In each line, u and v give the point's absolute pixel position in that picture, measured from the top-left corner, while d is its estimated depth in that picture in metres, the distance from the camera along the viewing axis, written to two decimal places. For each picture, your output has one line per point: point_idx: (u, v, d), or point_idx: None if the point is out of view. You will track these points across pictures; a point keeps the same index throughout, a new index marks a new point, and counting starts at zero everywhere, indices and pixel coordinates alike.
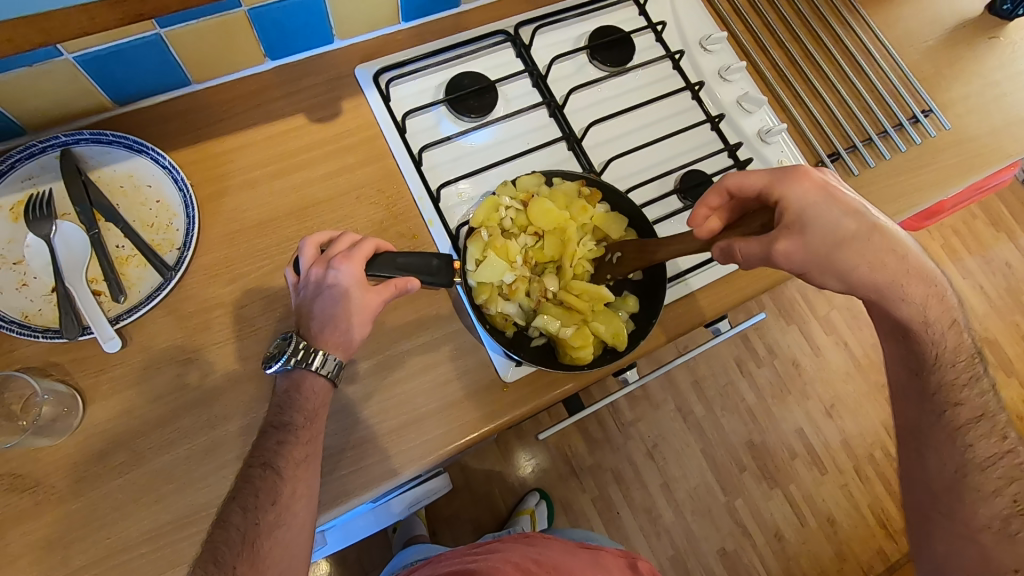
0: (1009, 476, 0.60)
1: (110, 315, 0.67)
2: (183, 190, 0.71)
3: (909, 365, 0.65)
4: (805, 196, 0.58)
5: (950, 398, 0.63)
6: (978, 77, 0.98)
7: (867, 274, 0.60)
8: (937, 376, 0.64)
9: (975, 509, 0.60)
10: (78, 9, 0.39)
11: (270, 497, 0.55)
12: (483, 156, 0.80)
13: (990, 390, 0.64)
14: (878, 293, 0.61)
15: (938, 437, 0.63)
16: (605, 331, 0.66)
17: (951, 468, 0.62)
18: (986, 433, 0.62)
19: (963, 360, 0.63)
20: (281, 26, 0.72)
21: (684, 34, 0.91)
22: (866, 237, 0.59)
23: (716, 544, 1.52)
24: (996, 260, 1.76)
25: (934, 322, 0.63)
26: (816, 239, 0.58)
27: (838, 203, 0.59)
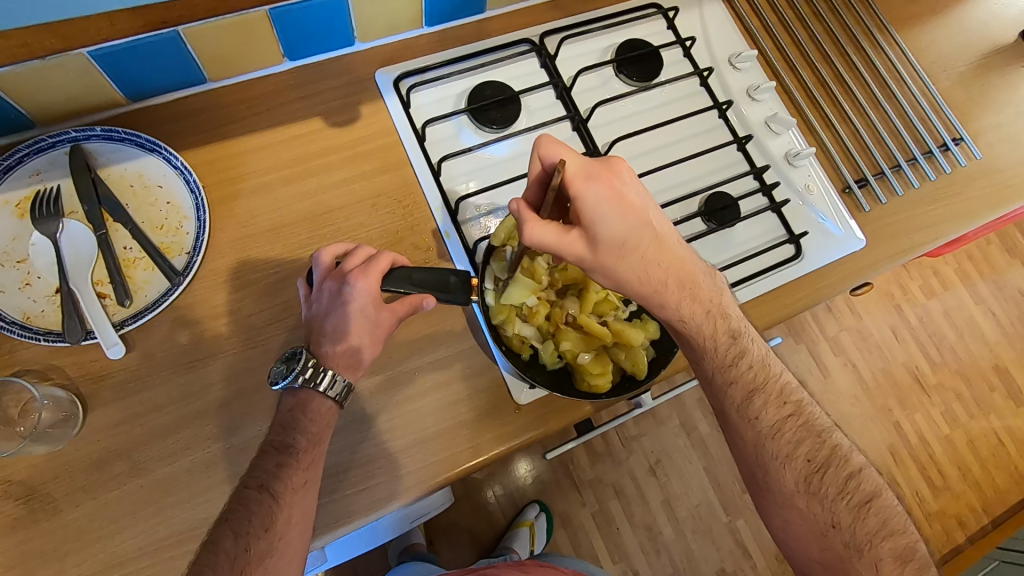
0: (796, 438, 0.58)
1: (114, 319, 0.65)
2: (195, 192, 0.69)
3: (688, 356, 0.61)
4: (603, 203, 0.53)
5: (723, 377, 0.60)
6: (1010, 106, 0.95)
7: (638, 284, 0.57)
8: (708, 362, 0.60)
9: (782, 479, 0.57)
10: (103, 16, 0.42)
11: (264, 523, 0.52)
12: (503, 169, 0.78)
13: (758, 357, 0.60)
14: (644, 298, 0.58)
15: (729, 417, 0.60)
16: (624, 359, 0.65)
17: (750, 445, 0.59)
18: (768, 400, 0.59)
19: (726, 336, 0.59)
20: (302, 27, 0.70)
21: (713, 51, 0.88)
22: (642, 249, 0.56)
23: (715, 564, 1.50)
24: (1009, 286, 1.73)
25: (691, 319, 0.59)
26: (601, 245, 0.55)
27: (630, 213, 0.55)
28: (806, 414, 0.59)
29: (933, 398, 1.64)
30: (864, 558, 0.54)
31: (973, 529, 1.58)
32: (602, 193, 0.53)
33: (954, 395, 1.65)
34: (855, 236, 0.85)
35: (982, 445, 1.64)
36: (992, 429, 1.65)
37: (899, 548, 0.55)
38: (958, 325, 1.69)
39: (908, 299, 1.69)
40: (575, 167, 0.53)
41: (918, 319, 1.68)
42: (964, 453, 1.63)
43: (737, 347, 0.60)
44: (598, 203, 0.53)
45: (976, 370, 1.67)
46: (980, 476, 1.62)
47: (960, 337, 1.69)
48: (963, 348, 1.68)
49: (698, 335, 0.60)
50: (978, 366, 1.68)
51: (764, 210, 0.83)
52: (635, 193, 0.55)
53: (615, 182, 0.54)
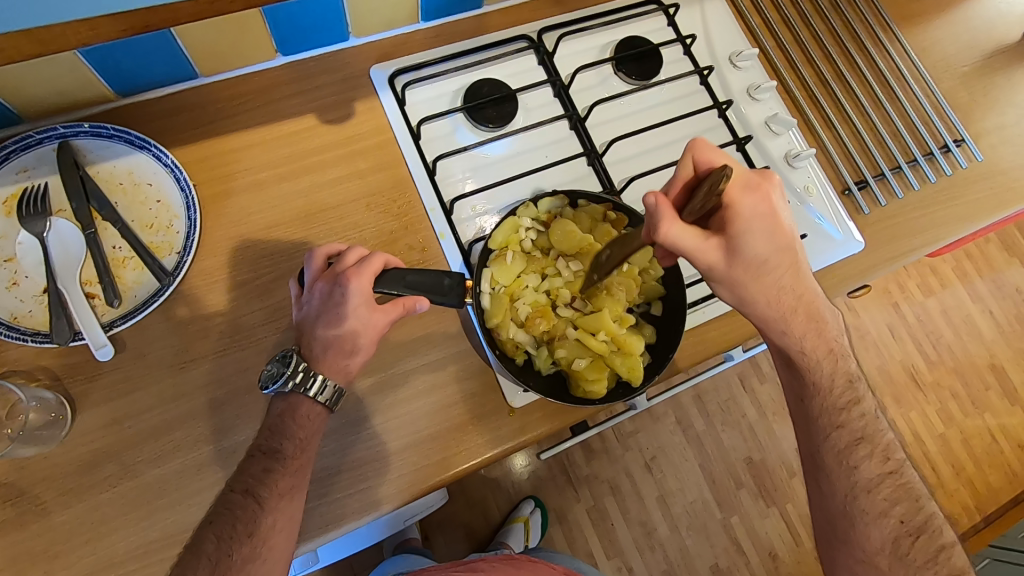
0: (892, 497, 0.58)
1: (103, 320, 0.64)
2: (185, 191, 0.68)
3: (793, 393, 0.63)
4: (756, 217, 0.56)
5: (831, 422, 0.60)
6: (1013, 106, 0.94)
7: (764, 306, 0.59)
8: (817, 401, 0.61)
9: (869, 534, 0.57)
10: (78, 23, 0.38)
11: (248, 528, 0.52)
12: (499, 168, 0.77)
13: (869, 411, 0.61)
14: (766, 321, 0.60)
15: (828, 462, 0.60)
16: (621, 365, 0.63)
17: (842, 494, 0.59)
18: (871, 454, 0.60)
19: (842, 383, 0.61)
20: (295, 22, 0.69)
21: (714, 49, 0.87)
22: (778, 273, 0.58)
23: (709, 560, 1.51)
24: (1006, 284, 1.73)
25: (810, 353, 0.61)
26: (741, 259, 0.57)
27: (776, 234, 0.57)
28: (905, 478, 0.59)
29: (929, 396, 1.64)
30: None
31: (966, 527, 1.59)
32: (757, 207, 0.56)
33: (950, 393, 1.65)
34: (854, 238, 0.84)
35: (978, 444, 1.64)
36: (987, 427, 1.65)
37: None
38: (955, 324, 1.69)
39: (905, 298, 1.69)
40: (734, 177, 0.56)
41: (916, 317, 1.68)
42: (959, 451, 1.63)
43: (851, 394, 0.61)
44: (749, 217, 0.56)
45: (972, 369, 1.67)
46: (974, 474, 1.63)
47: (957, 335, 1.69)
48: (960, 346, 1.68)
49: (814, 369, 0.61)
50: (974, 365, 1.68)
51: None
52: (785, 217, 0.58)
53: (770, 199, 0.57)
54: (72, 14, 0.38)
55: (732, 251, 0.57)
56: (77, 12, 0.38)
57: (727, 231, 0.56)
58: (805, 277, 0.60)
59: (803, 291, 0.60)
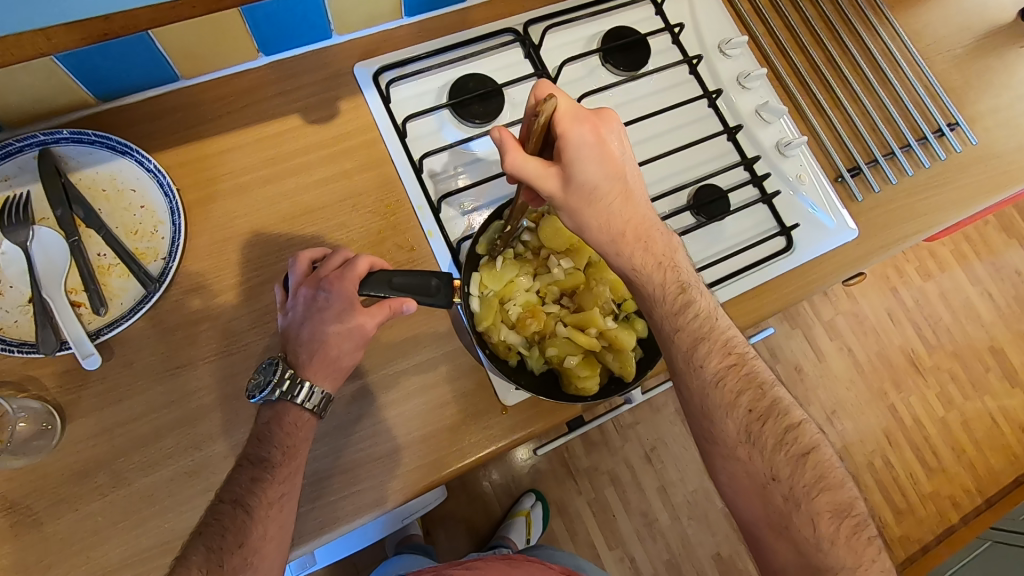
0: (738, 388, 0.58)
1: (90, 329, 0.63)
2: (169, 195, 0.68)
3: (638, 305, 0.61)
4: (585, 146, 0.54)
5: (671, 325, 0.59)
6: (1008, 88, 0.93)
7: (597, 231, 0.57)
8: (657, 311, 0.59)
9: (724, 428, 0.57)
10: (36, 31, 0.38)
11: (237, 539, 0.52)
12: (487, 164, 0.76)
13: (705, 310, 0.60)
14: (600, 245, 0.58)
15: (676, 367, 0.59)
16: (613, 361, 0.63)
17: (696, 395, 0.58)
18: (712, 350, 0.59)
19: (674, 286, 0.59)
20: (276, 21, 0.68)
21: (702, 37, 0.86)
22: (609, 200, 0.57)
23: (711, 549, 1.51)
24: (1005, 266, 1.72)
25: (643, 271, 0.59)
26: (574, 186, 0.55)
27: (606, 162, 0.55)
28: (749, 366, 0.59)
29: (928, 380, 1.64)
30: (802, 510, 0.54)
31: (967, 509, 1.59)
32: (587, 136, 0.54)
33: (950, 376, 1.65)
34: (847, 227, 0.83)
35: (977, 427, 1.65)
36: (987, 410, 1.65)
37: (835, 500, 0.54)
38: (954, 307, 1.69)
39: (904, 282, 1.68)
40: (564, 108, 0.53)
41: (914, 301, 1.68)
42: (958, 433, 1.64)
43: (685, 298, 0.59)
44: (578, 146, 0.54)
45: (972, 352, 1.67)
46: (974, 456, 1.63)
47: (957, 318, 1.68)
48: (959, 330, 1.68)
49: (647, 283, 0.59)
50: (974, 348, 1.67)
51: (755, 202, 0.81)
52: (614, 145, 0.55)
53: (600, 129, 0.55)
54: (47, 22, 0.38)
55: (565, 179, 0.55)
56: (50, 20, 0.38)
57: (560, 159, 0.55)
58: (632, 198, 0.58)
59: (632, 213, 0.58)
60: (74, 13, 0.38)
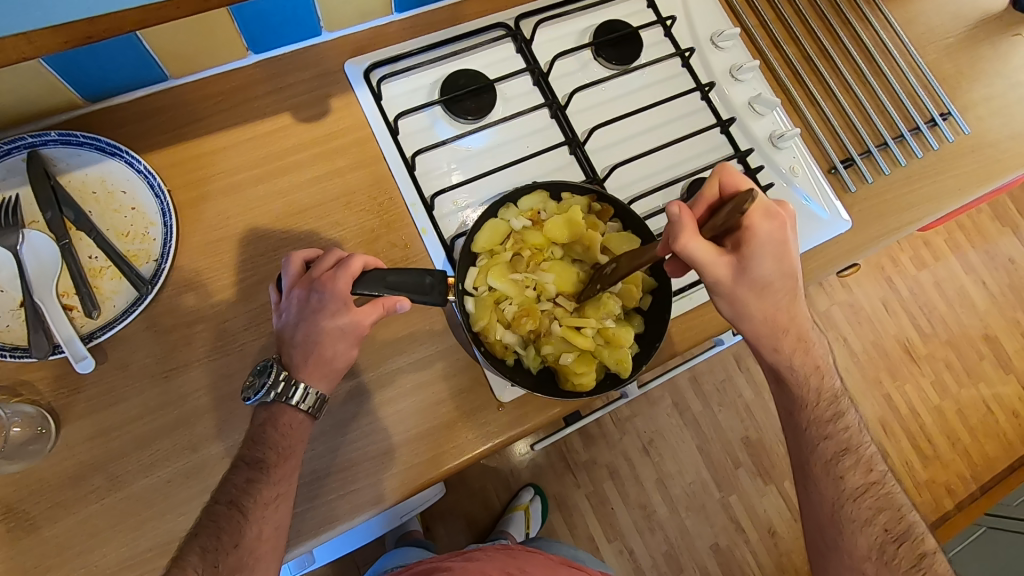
0: (875, 506, 0.63)
1: (83, 331, 0.63)
2: (160, 196, 0.67)
3: (784, 405, 0.66)
4: (770, 243, 0.55)
5: (819, 434, 0.64)
6: (1000, 77, 0.93)
7: (757, 321, 0.60)
8: (808, 419, 0.64)
9: (855, 541, 0.62)
10: (20, 35, 0.37)
11: (233, 540, 0.53)
12: (480, 160, 0.76)
13: (853, 426, 0.65)
14: (756, 335, 0.61)
15: (815, 472, 0.64)
16: (609, 357, 0.63)
17: (830, 502, 0.63)
18: (856, 466, 0.64)
19: (828, 397, 0.64)
20: (265, 19, 0.67)
21: (695, 30, 0.85)
22: (778, 295, 0.59)
23: (709, 540, 1.52)
24: (999, 254, 1.73)
25: (803, 377, 0.63)
26: (746, 277, 0.57)
27: (783, 259, 0.57)
28: (887, 488, 0.64)
29: (923, 368, 1.65)
30: None
31: (962, 497, 1.61)
32: (772, 232, 0.56)
33: (945, 365, 1.66)
34: (841, 218, 0.83)
35: (973, 415, 1.66)
36: (982, 398, 1.66)
37: None
38: (949, 296, 1.69)
39: (899, 271, 1.69)
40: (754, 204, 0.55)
41: (909, 291, 1.68)
42: (953, 422, 1.65)
43: (836, 410, 0.65)
44: (762, 241, 0.55)
45: (967, 340, 1.68)
46: (969, 444, 1.64)
47: (952, 307, 1.69)
48: (955, 318, 1.68)
49: (803, 386, 0.64)
50: (969, 336, 1.68)
51: None
52: (794, 244, 0.57)
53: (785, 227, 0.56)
54: (31, 24, 0.37)
55: (739, 270, 0.57)
56: (38, 22, 0.37)
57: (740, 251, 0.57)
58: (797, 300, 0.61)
59: (800, 317, 0.61)
60: (64, 15, 0.37)
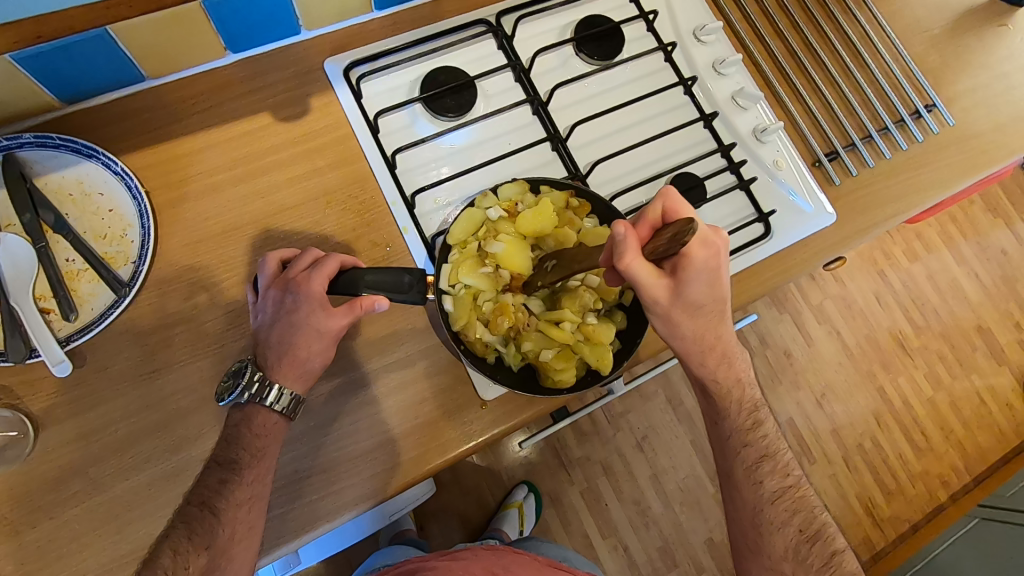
0: (792, 508, 0.63)
1: (60, 335, 0.63)
2: (137, 199, 0.67)
3: (708, 415, 0.66)
4: (704, 270, 0.55)
5: (739, 440, 0.64)
6: (985, 68, 0.93)
7: (689, 340, 0.60)
8: (728, 426, 0.65)
9: (773, 542, 0.62)
10: None
11: (204, 541, 0.53)
12: (461, 157, 0.75)
13: (772, 432, 0.65)
14: (687, 352, 0.62)
15: (736, 478, 0.64)
16: (589, 354, 0.62)
17: (750, 506, 0.63)
18: (773, 470, 0.64)
19: (746, 406, 0.65)
20: (241, 18, 0.67)
21: (677, 24, 0.85)
22: (708, 317, 0.59)
23: (703, 535, 1.52)
24: (992, 246, 1.73)
25: (723, 385, 0.64)
26: (679, 300, 0.57)
27: (715, 285, 0.57)
28: (803, 490, 0.64)
29: (916, 361, 1.65)
30: None
31: (956, 488, 1.61)
32: (708, 259, 0.55)
33: (938, 357, 1.66)
34: (825, 211, 0.83)
35: (966, 407, 1.66)
36: (975, 389, 1.66)
37: None
38: (941, 288, 1.69)
39: (891, 264, 1.69)
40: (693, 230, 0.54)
41: (902, 284, 1.68)
42: (947, 413, 1.65)
43: (755, 417, 0.65)
44: (698, 267, 0.55)
45: (960, 333, 1.68)
46: (962, 436, 1.64)
47: (944, 300, 1.69)
48: (947, 311, 1.68)
49: (724, 395, 0.64)
50: (962, 328, 1.68)
51: (732, 189, 0.81)
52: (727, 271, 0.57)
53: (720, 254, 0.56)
54: (13, 15, 0.40)
55: (672, 292, 0.56)
56: None
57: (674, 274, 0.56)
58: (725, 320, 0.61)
59: (725, 335, 0.62)
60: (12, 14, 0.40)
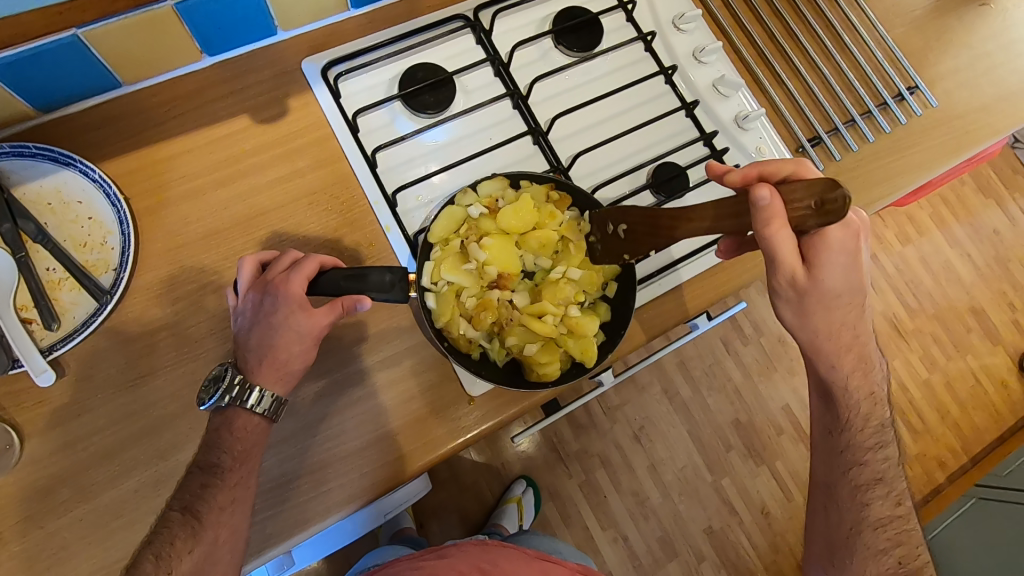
0: (895, 539, 0.64)
1: (43, 345, 0.62)
2: (116, 206, 0.66)
3: (825, 424, 0.66)
4: (842, 251, 0.54)
5: (855, 459, 0.65)
6: (967, 48, 0.93)
7: (825, 335, 0.59)
8: (850, 443, 0.65)
9: (866, 566, 0.63)
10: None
11: (186, 546, 0.54)
12: (442, 154, 0.75)
13: (891, 458, 0.66)
14: (821, 351, 0.60)
15: (843, 495, 0.65)
16: (574, 346, 0.63)
17: (849, 524, 0.65)
18: (885, 496, 0.65)
19: (874, 425, 0.65)
20: (216, 20, 0.66)
21: (657, 13, 0.85)
22: (845, 309, 0.57)
23: (703, 523, 1.53)
24: (984, 227, 1.73)
25: (857, 400, 0.64)
26: (814, 284, 0.55)
27: (853, 272, 0.55)
28: (909, 524, 0.65)
29: (911, 344, 1.66)
30: None
31: (953, 469, 1.62)
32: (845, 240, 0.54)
33: (933, 339, 1.67)
34: None
35: (962, 388, 1.66)
36: (971, 371, 1.67)
37: None
38: (935, 271, 1.69)
39: (884, 248, 1.69)
40: None
41: (895, 268, 1.68)
42: (943, 395, 1.65)
43: (880, 439, 0.65)
44: (834, 247, 0.54)
45: (954, 314, 1.68)
46: (960, 418, 1.65)
47: (938, 282, 1.69)
48: (941, 293, 1.68)
49: (855, 411, 0.64)
50: (956, 311, 1.69)
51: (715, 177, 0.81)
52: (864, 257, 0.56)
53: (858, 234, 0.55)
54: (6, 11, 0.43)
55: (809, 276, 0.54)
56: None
57: (809, 257, 0.54)
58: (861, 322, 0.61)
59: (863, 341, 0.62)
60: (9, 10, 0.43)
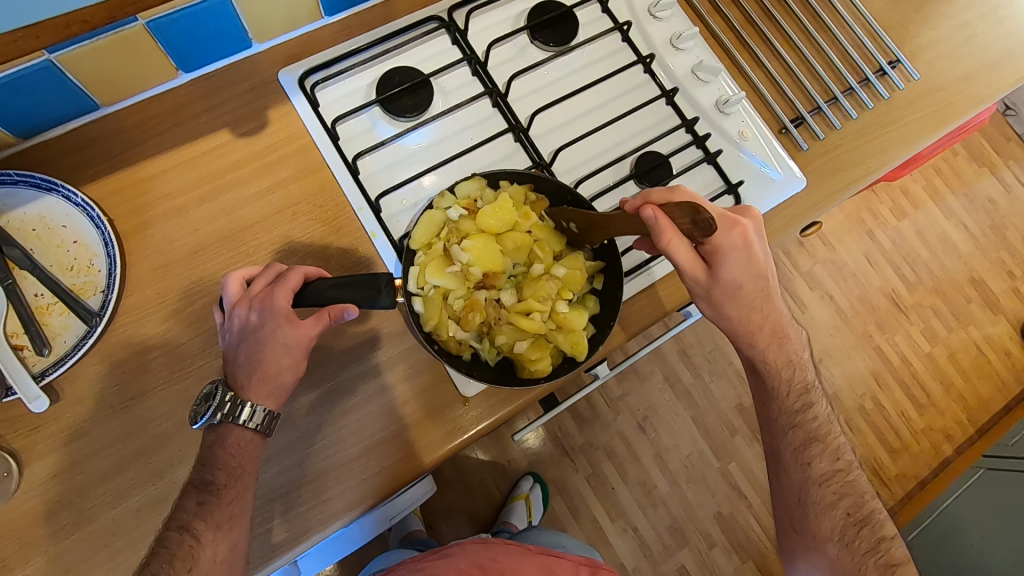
0: (840, 492, 0.67)
1: (35, 370, 0.63)
2: (101, 228, 0.67)
3: (758, 395, 0.70)
4: (733, 249, 0.60)
5: (789, 422, 0.68)
6: (947, 19, 0.92)
7: (744, 322, 0.64)
8: (780, 409, 0.68)
9: (819, 523, 0.66)
10: None
11: (186, 564, 0.55)
12: (424, 156, 0.75)
13: (821, 415, 0.69)
14: (738, 333, 0.65)
15: (785, 458, 0.68)
16: (564, 341, 0.63)
17: (798, 486, 0.67)
18: (824, 452, 0.68)
19: (799, 388, 0.68)
20: (189, 37, 0.66)
21: (632, 2, 0.84)
22: (754, 299, 0.63)
23: (712, 509, 1.53)
24: (979, 196, 1.72)
25: (777, 367, 0.67)
26: (719, 283, 0.61)
27: (751, 265, 0.62)
28: (853, 475, 0.68)
29: (911, 318, 1.65)
30: None
31: (960, 440, 1.62)
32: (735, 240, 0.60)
33: (933, 312, 1.66)
34: (795, 176, 0.83)
35: (964, 358, 1.66)
36: (973, 341, 1.66)
37: None
38: (931, 243, 1.69)
39: (879, 224, 1.68)
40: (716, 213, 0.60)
41: (892, 242, 1.68)
42: (946, 367, 1.65)
43: (806, 399, 0.68)
44: (726, 248, 0.60)
45: (953, 286, 1.68)
46: (963, 389, 1.65)
47: (935, 254, 1.68)
48: (939, 265, 1.68)
49: (777, 377, 0.67)
50: (955, 282, 1.68)
51: (699, 163, 0.81)
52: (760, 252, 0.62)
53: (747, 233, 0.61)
54: None
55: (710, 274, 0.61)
56: None
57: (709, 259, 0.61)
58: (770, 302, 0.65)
59: (773, 314, 0.66)
60: None
